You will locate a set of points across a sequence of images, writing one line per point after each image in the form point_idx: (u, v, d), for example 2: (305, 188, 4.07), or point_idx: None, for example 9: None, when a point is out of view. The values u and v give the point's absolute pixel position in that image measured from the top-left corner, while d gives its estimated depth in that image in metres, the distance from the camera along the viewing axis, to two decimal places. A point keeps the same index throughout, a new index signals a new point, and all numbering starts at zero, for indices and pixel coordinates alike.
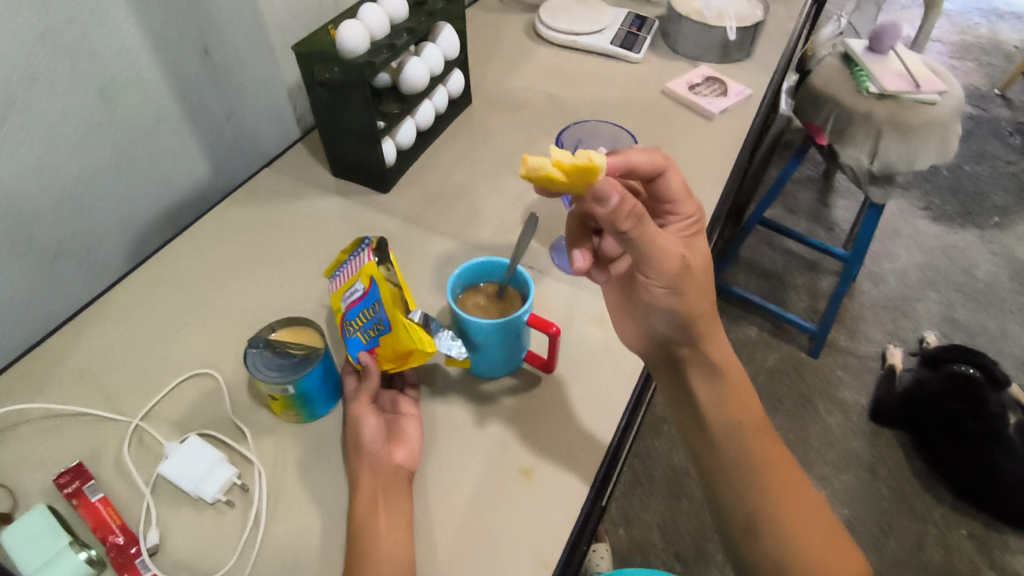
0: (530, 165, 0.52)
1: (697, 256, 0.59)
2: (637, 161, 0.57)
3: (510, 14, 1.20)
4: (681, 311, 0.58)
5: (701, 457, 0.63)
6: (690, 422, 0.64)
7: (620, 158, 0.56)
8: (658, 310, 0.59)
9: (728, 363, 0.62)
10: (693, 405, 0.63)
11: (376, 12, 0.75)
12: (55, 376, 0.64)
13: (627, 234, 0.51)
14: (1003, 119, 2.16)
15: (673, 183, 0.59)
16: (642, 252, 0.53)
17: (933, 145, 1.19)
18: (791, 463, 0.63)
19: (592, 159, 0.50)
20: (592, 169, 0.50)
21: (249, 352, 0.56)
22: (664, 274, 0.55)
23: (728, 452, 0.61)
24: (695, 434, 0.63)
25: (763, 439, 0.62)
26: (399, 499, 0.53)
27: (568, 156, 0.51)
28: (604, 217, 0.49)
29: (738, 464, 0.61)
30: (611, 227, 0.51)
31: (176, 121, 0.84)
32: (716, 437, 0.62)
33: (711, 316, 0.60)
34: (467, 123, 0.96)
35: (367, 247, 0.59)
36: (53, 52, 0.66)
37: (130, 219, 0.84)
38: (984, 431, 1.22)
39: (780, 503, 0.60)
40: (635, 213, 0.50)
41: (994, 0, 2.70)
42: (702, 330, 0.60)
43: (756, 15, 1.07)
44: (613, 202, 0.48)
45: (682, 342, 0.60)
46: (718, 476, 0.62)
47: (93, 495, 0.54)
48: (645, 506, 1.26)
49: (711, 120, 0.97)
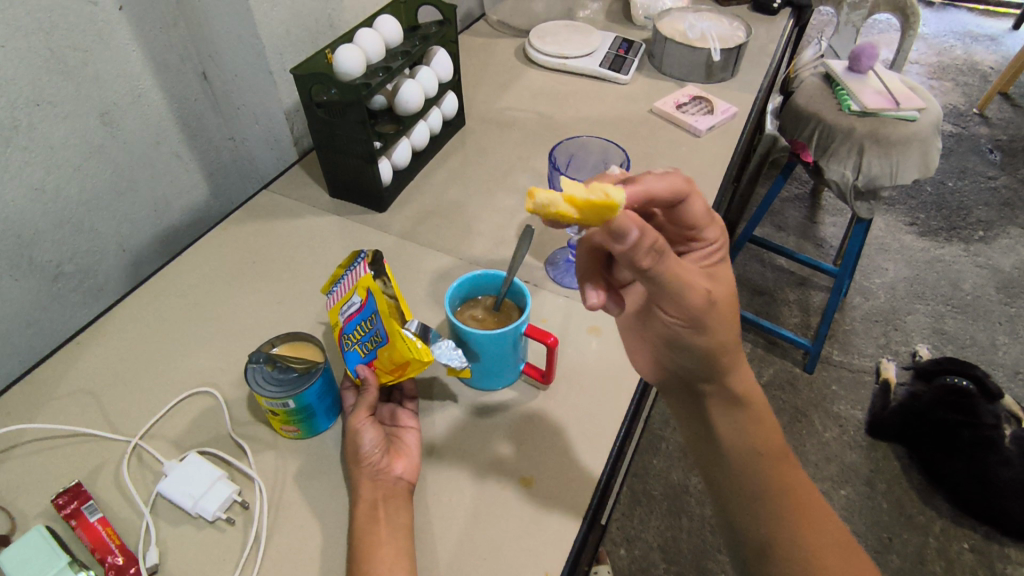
0: (538, 200, 0.47)
1: (721, 286, 0.55)
2: (657, 190, 0.52)
3: (500, 39, 1.23)
4: (706, 347, 0.54)
5: (715, 484, 0.61)
6: (706, 451, 0.61)
7: (638, 189, 0.51)
8: (679, 344, 0.55)
9: (750, 393, 0.59)
10: (710, 435, 0.60)
11: (371, 37, 0.79)
12: (54, 397, 0.64)
13: (647, 270, 0.48)
14: (982, 136, 2.22)
15: (695, 209, 0.55)
16: (664, 287, 0.50)
17: (915, 159, 1.22)
18: (813, 491, 0.60)
19: (608, 195, 0.46)
20: (610, 207, 0.46)
21: (250, 367, 0.56)
22: (688, 311, 0.51)
23: (744, 480, 0.58)
24: (711, 461, 0.61)
25: (782, 468, 0.59)
26: (398, 509, 0.53)
27: (581, 189, 0.47)
28: (622, 253, 0.46)
29: (753, 490, 0.58)
30: (631, 265, 0.47)
31: (175, 144, 0.89)
32: (732, 465, 0.59)
33: (736, 350, 0.56)
34: (461, 143, 0.98)
35: (363, 260, 0.60)
36: (58, 77, 0.71)
37: (129, 242, 0.87)
38: (978, 441, 1.23)
39: (795, 529, 0.56)
40: (655, 248, 0.47)
41: (969, 23, 2.79)
42: (726, 366, 0.56)
43: (738, 36, 1.11)
44: (632, 237, 0.45)
45: (704, 379, 0.58)
46: (732, 501, 0.59)
47: (92, 516, 0.54)
48: (645, 525, 1.26)
49: (699, 137, 0.99)
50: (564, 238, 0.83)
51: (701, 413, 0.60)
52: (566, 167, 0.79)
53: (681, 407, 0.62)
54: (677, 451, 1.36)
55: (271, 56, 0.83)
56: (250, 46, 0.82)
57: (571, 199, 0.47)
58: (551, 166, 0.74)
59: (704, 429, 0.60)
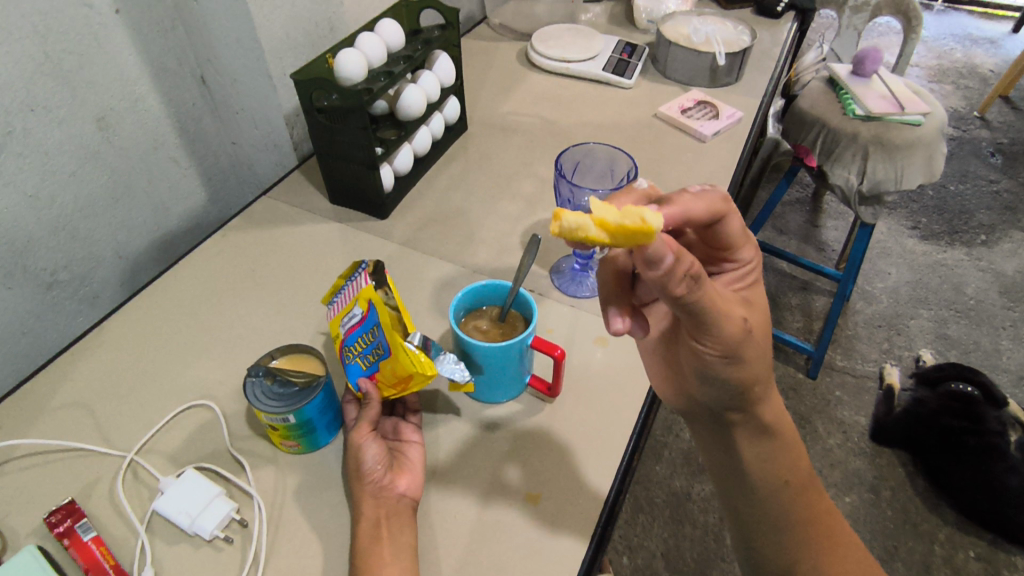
0: (566, 224, 0.43)
1: (754, 313, 0.53)
2: (695, 211, 0.49)
3: (502, 42, 1.22)
4: (738, 378, 0.51)
5: (737, 511, 0.59)
6: (731, 481, 0.59)
7: (676, 209, 0.48)
8: (709, 375, 0.52)
9: (780, 422, 0.57)
10: (738, 467, 0.58)
11: (372, 41, 0.77)
12: (48, 410, 0.62)
13: (682, 299, 0.45)
14: (983, 139, 2.21)
15: (734, 228, 0.53)
16: (700, 318, 0.46)
17: (920, 164, 1.21)
18: (837, 515, 0.59)
19: (644, 220, 0.42)
20: (644, 233, 0.41)
21: (249, 381, 0.55)
22: (722, 342, 0.48)
23: (770, 510, 0.57)
24: (733, 490, 0.59)
25: (808, 497, 0.58)
26: (401, 528, 0.52)
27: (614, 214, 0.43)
28: (654, 279, 0.43)
29: (776, 519, 0.57)
30: (662, 291, 0.44)
31: (172, 149, 0.88)
32: (760, 495, 0.57)
33: (768, 380, 0.54)
34: (463, 149, 0.97)
35: (364, 271, 0.59)
36: (52, 81, 0.69)
37: (125, 248, 0.86)
38: (983, 447, 1.21)
39: (819, 556, 0.56)
40: (691, 275, 0.43)
41: (968, 27, 2.79)
42: (758, 397, 0.54)
43: (743, 40, 1.10)
44: (666, 262, 0.42)
45: (734, 410, 0.55)
46: (754, 529, 0.58)
47: (85, 534, 0.52)
48: (648, 533, 1.24)
49: (704, 142, 0.98)
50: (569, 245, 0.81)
51: (727, 444, 0.57)
52: (571, 174, 0.78)
53: (705, 436, 0.59)
54: (680, 458, 1.34)
55: (271, 59, 0.82)
56: (249, 50, 0.80)
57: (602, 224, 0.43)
58: (556, 173, 0.72)
59: (731, 460, 0.58)
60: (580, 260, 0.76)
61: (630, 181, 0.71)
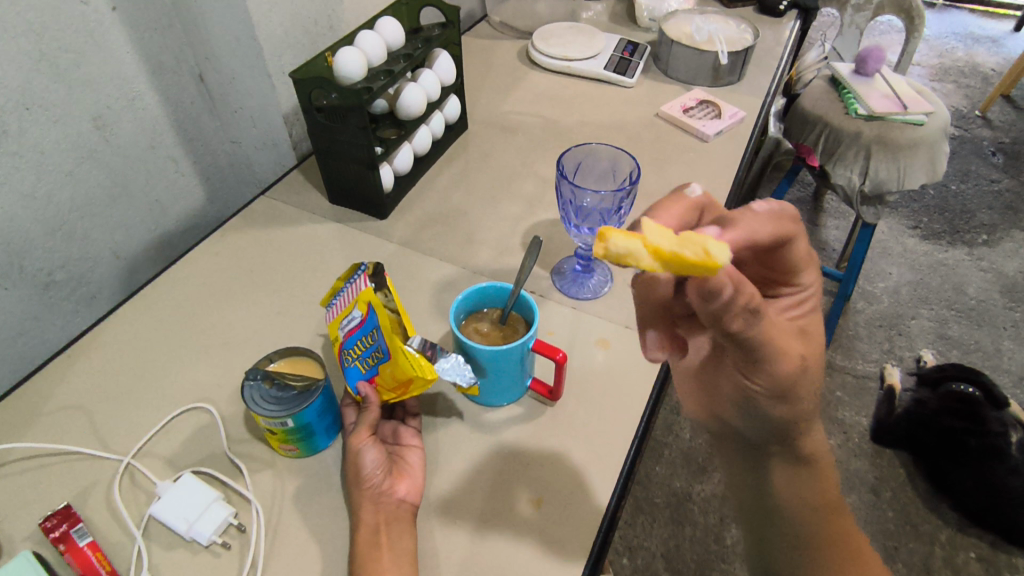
0: (614, 248, 0.41)
1: (808, 345, 0.52)
2: (761, 236, 0.46)
3: (503, 40, 1.21)
4: (786, 414, 0.51)
5: (763, 536, 0.59)
6: (760, 506, 0.58)
7: (742, 232, 0.45)
8: (751, 403, 0.52)
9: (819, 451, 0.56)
10: (769, 495, 0.57)
11: (372, 39, 0.76)
12: (43, 413, 0.61)
13: (737, 331, 0.45)
14: (984, 138, 2.20)
15: (799, 251, 0.50)
16: (753, 350, 0.47)
17: (922, 163, 1.20)
18: (867, 545, 0.57)
19: (707, 251, 0.40)
20: (707, 265, 0.40)
21: (247, 384, 0.54)
22: (774, 377, 0.49)
23: (793, 532, 0.56)
24: (761, 513, 0.58)
25: (836, 522, 0.56)
26: (401, 534, 0.51)
27: (668, 240, 0.41)
28: (711, 310, 0.44)
29: (801, 543, 0.56)
30: (718, 322, 0.45)
31: (170, 148, 0.87)
32: (787, 520, 0.56)
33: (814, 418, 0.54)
34: (464, 148, 0.96)
35: (363, 273, 0.58)
36: (48, 79, 0.68)
37: (123, 248, 0.85)
38: (985, 448, 1.19)
39: None
40: (749, 307, 0.44)
41: (970, 25, 2.78)
42: (802, 431, 0.54)
43: (745, 39, 1.09)
44: (726, 295, 0.43)
45: (772, 440, 0.55)
46: (778, 553, 0.57)
47: (82, 540, 0.51)
48: (648, 533, 1.24)
49: (707, 142, 0.97)
50: (570, 246, 0.80)
51: (761, 470, 0.57)
52: (573, 174, 0.77)
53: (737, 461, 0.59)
54: (680, 458, 1.34)
55: (269, 58, 0.81)
56: (248, 48, 0.79)
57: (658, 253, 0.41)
58: (557, 174, 0.71)
59: (763, 487, 0.57)
60: (582, 261, 0.76)
61: (633, 182, 0.71)
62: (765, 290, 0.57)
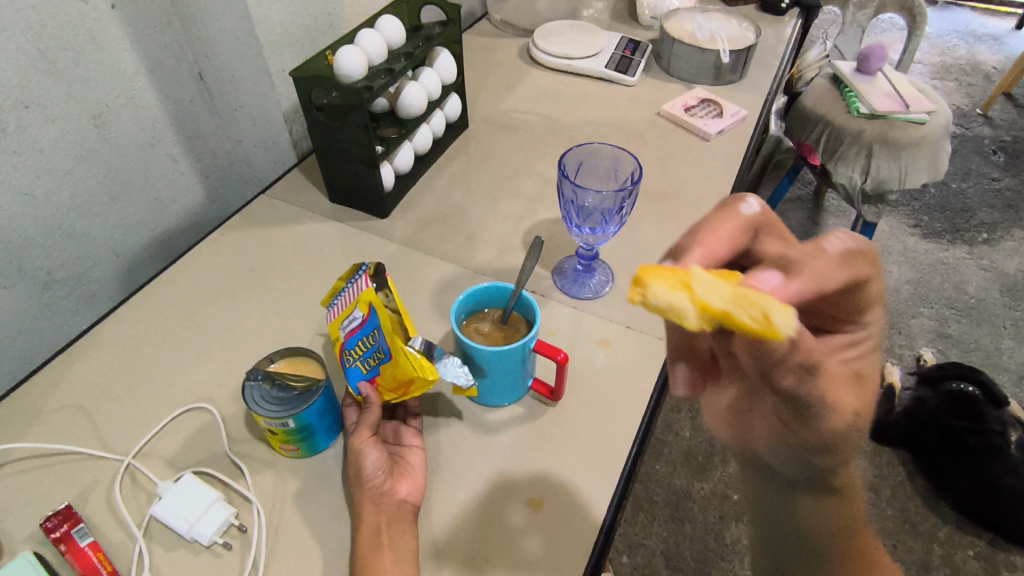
0: (655, 300, 0.37)
1: (864, 392, 0.46)
2: (831, 283, 0.43)
3: (504, 38, 1.21)
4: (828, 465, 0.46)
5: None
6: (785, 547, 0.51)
7: (813, 278, 0.43)
8: (788, 452, 0.45)
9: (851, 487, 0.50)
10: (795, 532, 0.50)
11: (373, 38, 0.76)
12: (43, 413, 0.61)
13: (787, 387, 0.40)
14: (985, 137, 2.20)
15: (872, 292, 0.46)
16: (805, 408, 0.41)
17: (923, 162, 1.20)
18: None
19: (766, 316, 0.36)
20: (766, 333, 0.36)
21: (248, 385, 0.54)
22: (823, 434, 0.43)
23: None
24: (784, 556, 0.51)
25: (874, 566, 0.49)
26: (402, 534, 0.51)
27: (721, 296, 0.37)
28: (762, 365, 0.39)
29: None
30: (768, 376, 0.40)
31: (170, 146, 0.87)
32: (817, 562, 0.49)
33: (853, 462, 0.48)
34: (464, 147, 0.96)
35: (364, 273, 0.58)
36: (46, 77, 0.68)
37: (123, 246, 0.85)
38: (984, 447, 1.20)
39: None
40: (804, 367, 0.39)
41: (971, 23, 2.77)
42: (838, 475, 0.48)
43: (747, 37, 1.09)
44: (780, 354, 0.38)
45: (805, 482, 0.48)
46: None
47: (82, 540, 0.51)
48: (647, 531, 1.24)
49: (708, 141, 0.97)
50: (571, 246, 0.80)
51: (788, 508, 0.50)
52: (574, 173, 0.76)
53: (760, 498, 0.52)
54: (680, 457, 1.34)
55: (269, 56, 0.80)
56: (248, 46, 0.79)
57: (706, 311, 0.37)
58: (559, 174, 0.71)
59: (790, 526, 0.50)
60: (584, 261, 0.76)
61: (634, 182, 0.70)
62: (820, 325, 0.51)
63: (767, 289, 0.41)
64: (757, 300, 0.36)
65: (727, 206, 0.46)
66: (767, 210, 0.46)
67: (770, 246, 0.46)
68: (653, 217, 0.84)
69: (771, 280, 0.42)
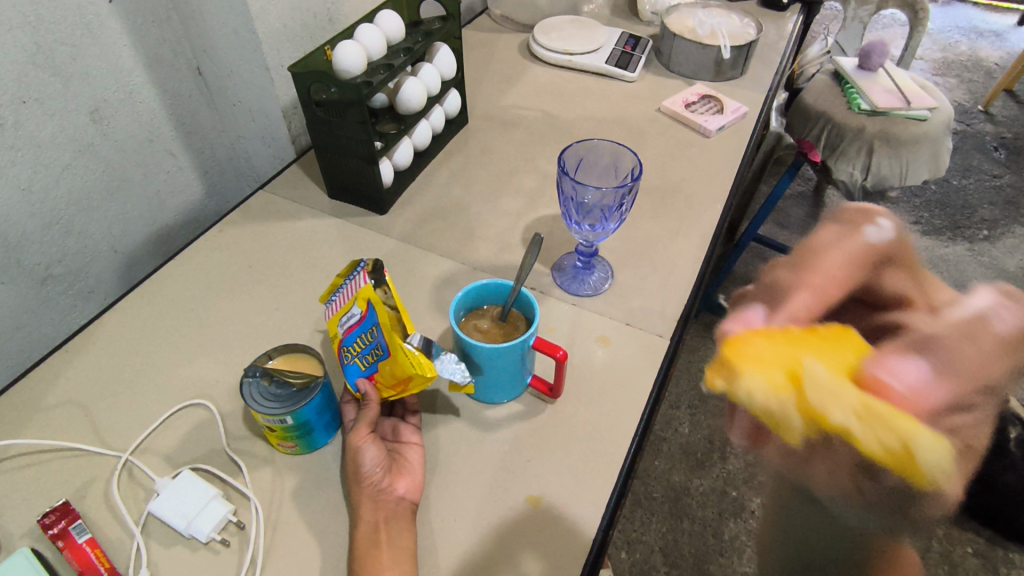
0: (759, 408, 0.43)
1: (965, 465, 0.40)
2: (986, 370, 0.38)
3: (504, 34, 1.21)
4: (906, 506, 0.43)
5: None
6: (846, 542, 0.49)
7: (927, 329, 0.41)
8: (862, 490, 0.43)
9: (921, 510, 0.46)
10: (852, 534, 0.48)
11: (372, 33, 0.76)
12: (41, 409, 0.61)
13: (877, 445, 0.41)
14: (986, 133, 2.19)
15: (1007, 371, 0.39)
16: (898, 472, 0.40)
17: (924, 159, 1.21)
18: None
19: (898, 442, 0.38)
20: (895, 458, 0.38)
21: (246, 381, 0.54)
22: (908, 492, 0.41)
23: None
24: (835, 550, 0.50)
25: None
26: (401, 531, 0.51)
27: (843, 415, 0.39)
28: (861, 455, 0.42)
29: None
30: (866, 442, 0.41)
31: (168, 141, 0.86)
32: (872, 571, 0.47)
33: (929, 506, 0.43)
34: (463, 142, 0.95)
35: (362, 269, 0.57)
36: (43, 72, 0.68)
37: (121, 242, 0.85)
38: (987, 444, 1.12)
39: None
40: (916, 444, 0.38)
41: (973, 19, 2.76)
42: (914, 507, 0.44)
43: (748, 33, 1.08)
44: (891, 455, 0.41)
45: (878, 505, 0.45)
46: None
47: (80, 537, 0.51)
48: (646, 527, 1.24)
49: (708, 137, 0.96)
50: (571, 243, 0.80)
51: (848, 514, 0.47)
52: (573, 170, 0.76)
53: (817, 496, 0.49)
54: (678, 453, 1.34)
55: (267, 51, 0.80)
56: (246, 41, 0.79)
57: (818, 418, 0.41)
58: (559, 170, 0.71)
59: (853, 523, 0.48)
60: (583, 258, 0.75)
61: (634, 178, 0.70)
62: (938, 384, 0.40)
63: (901, 387, 0.39)
64: (895, 429, 0.38)
65: (855, 229, 0.50)
66: (900, 243, 0.49)
67: (895, 278, 0.48)
68: (653, 214, 0.84)
69: (917, 364, 0.39)
